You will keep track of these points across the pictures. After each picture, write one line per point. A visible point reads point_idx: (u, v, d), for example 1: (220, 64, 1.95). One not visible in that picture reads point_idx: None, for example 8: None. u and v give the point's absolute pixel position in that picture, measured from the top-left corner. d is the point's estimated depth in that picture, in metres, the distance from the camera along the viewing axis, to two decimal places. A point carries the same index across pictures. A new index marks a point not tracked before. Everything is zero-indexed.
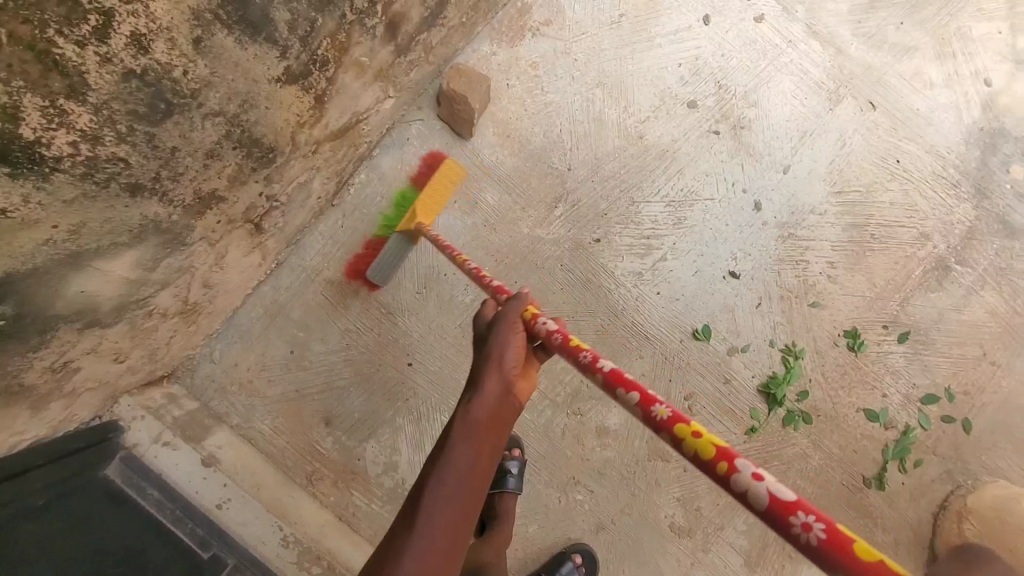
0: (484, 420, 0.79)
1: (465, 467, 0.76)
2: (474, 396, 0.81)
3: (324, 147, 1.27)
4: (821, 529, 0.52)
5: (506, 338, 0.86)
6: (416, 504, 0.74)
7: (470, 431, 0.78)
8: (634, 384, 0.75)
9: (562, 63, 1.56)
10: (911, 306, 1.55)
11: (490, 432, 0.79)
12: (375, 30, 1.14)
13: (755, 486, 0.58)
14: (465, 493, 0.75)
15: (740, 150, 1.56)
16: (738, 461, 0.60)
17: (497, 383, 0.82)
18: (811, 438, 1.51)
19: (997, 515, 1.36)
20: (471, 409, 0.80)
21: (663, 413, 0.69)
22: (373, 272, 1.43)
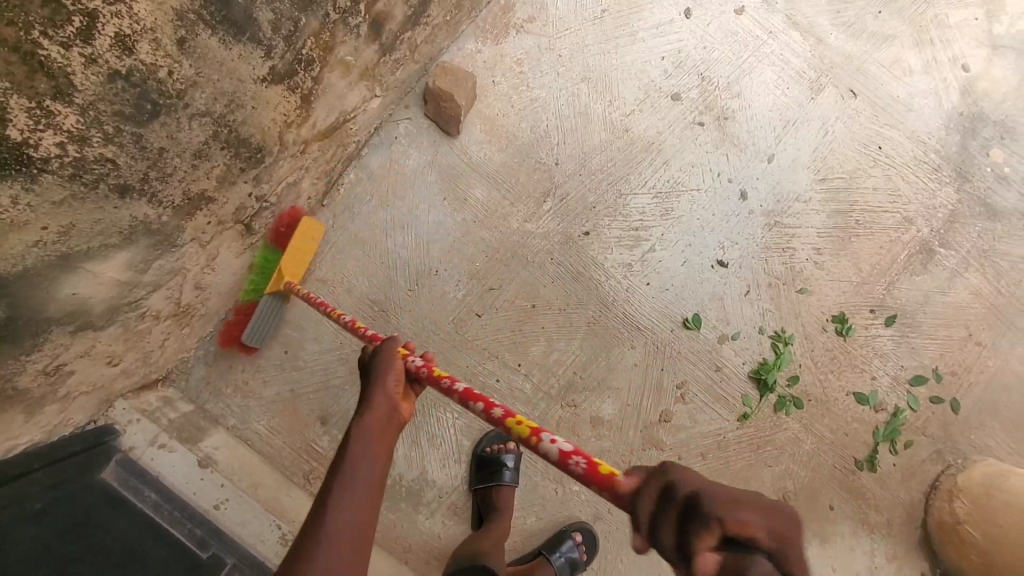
0: (376, 432, 0.81)
1: (364, 475, 0.76)
2: (368, 411, 0.83)
3: (312, 147, 1.27)
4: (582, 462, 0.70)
5: (390, 362, 0.90)
6: (316, 518, 0.72)
7: (365, 439, 0.80)
8: (481, 396, 0.89)
9: (546, 59, 1.56)
10: (898, 289, 1.57)
11: (384, 442, 0.81)
12: (359, 29, 1.14)
13: (550, 447, 0.75)
14: (367, 500, 0.75)
15: (725, 140, 1.57)
16: (541, 433, 0.78)
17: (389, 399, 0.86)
18: (802, 423, 1.53)
19: (986, 492, 1.39)
20: (365, 420, 0.82)
21: (498, 411, 0.85)
22: (248, 336, 1.36)
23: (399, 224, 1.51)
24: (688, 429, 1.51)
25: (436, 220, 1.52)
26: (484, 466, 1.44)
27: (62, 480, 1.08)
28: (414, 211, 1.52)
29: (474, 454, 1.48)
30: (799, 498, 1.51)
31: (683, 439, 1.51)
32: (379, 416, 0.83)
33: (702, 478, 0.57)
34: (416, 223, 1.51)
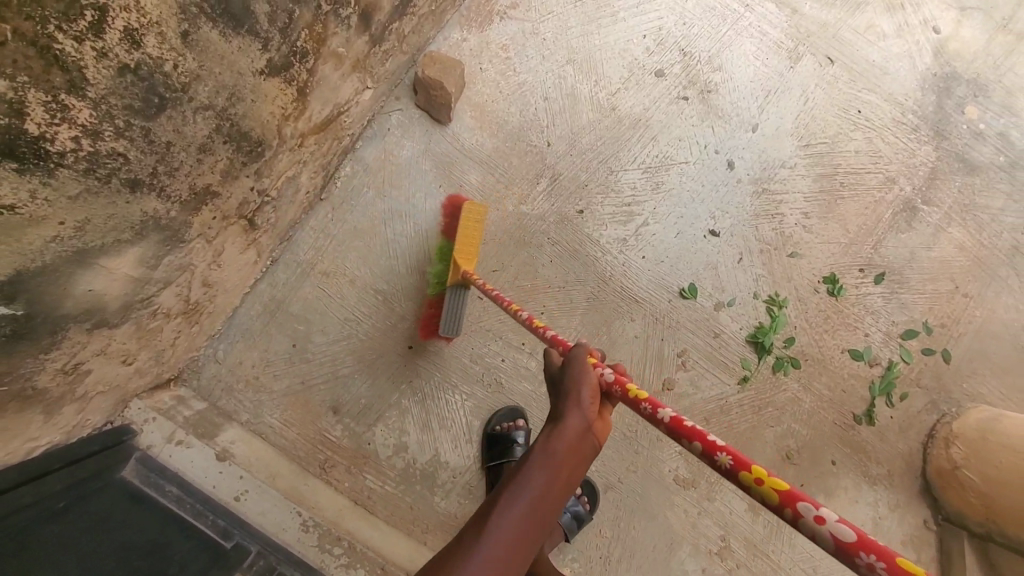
0: (560, 454, 0.76)
1: (533, 498, 0.73)
2: (556, 426, 0.79)
3: (309, 140, 1.30)
4: (883, 567, 0.52)
5: (584, 378, 0.84)
6: (481, 524, 0.70)
7: (547, 460, 0.75)
8: (695, 431, 0.72)
9: (531, 43, 1.59)
10: (885, 248, 1.62)
11: (565, 471, 0.76)
12: (350, 20, 1.16)
13: (818, 527, 0.57)
14: (530, 526, 0.72)
15: (710, 113, 1.61)
16: (800, 502, 0.59)
17: (579, 433, 0.79)
18: (801, 382, 1.58)
19: (981, 436, 1.44)
20: (552, 437, 0.77)
21: (725, 459, 0.67)
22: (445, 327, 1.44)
23: (398, 213, 1.54)
24: (691, 395, 1.56)
25: (434, 208, 1.55)
26: (495, 442, 1.49)
27: (78, 481, 1.08)
28: (411, 199, 1.54)
29: (485, 433, 1.53)
30: (802, 455, 1.56)
31: (687, 406, 1.55)
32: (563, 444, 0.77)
33: None
34: (414, 211, 1.54)
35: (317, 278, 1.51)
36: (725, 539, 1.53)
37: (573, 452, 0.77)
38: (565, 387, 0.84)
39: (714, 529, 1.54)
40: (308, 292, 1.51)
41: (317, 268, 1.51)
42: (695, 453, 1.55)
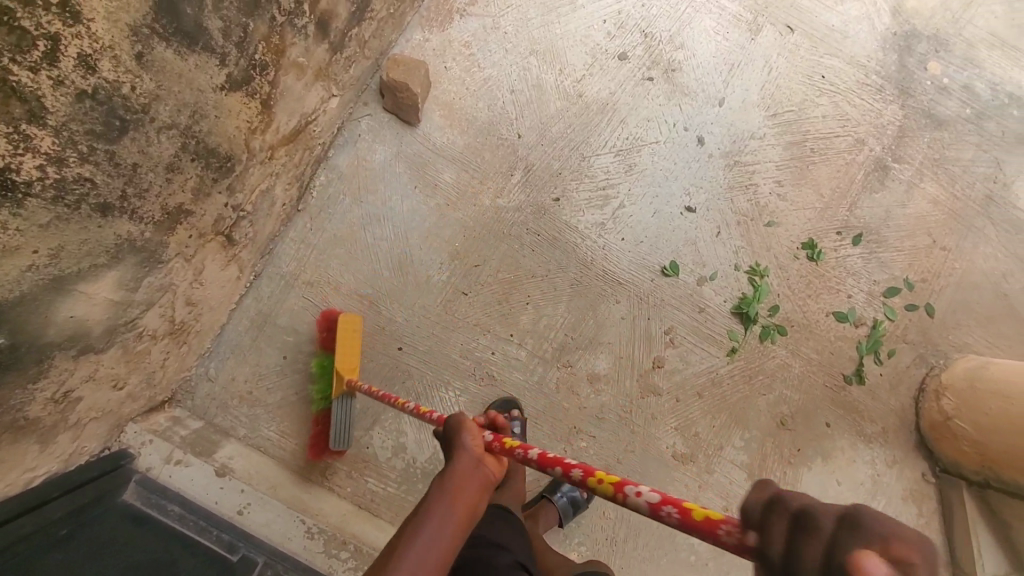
0: (450, 495, 0.82)
1: (428, 540, 0.78)
2: (446, 470, 0.85)
3: (279, 152, 1.31)
4: (675, 511, 0.66)
5: (465, 422, 0.90)
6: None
7: (438, 503, 0.81)
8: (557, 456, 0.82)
9: (493, 38, 1.60)
10: (861, 209, 1.64)
11: (457, 507, 0.81)
12: (307, 29, 1.16)
13: (638, 499, 0.71)
14: (428, 569, 0.76)
15: (676, 91, 1.63)
16: (626, 486, 0.72)
17: (467, 482, 0.84)
18: (788, 348, 1.60)
19: (969, 385, 1.46)
20: (441, 481, 0.83)
21: (576, 472, 0.79)
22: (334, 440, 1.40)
23: (376, 217, 1.55)
24: (681, 371, 1.58)
25: (411, 209, 1.56)
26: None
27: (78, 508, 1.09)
28: (388, 203, 1.56)
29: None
30: (795, 420, 1.58)
31: (678, 382, 1.57)
32: (452, 495, 0.82)
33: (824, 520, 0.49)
34: (391, 214, 1.56)
35: (301, 288, 1.53)
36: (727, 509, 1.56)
37: (463, 499, 0.82)
38: (449, 434, 0.90)
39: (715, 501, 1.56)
40: (294, 303, 1.52)
41: (301, 278, 1.53)
42: (690, 428, 1.57)
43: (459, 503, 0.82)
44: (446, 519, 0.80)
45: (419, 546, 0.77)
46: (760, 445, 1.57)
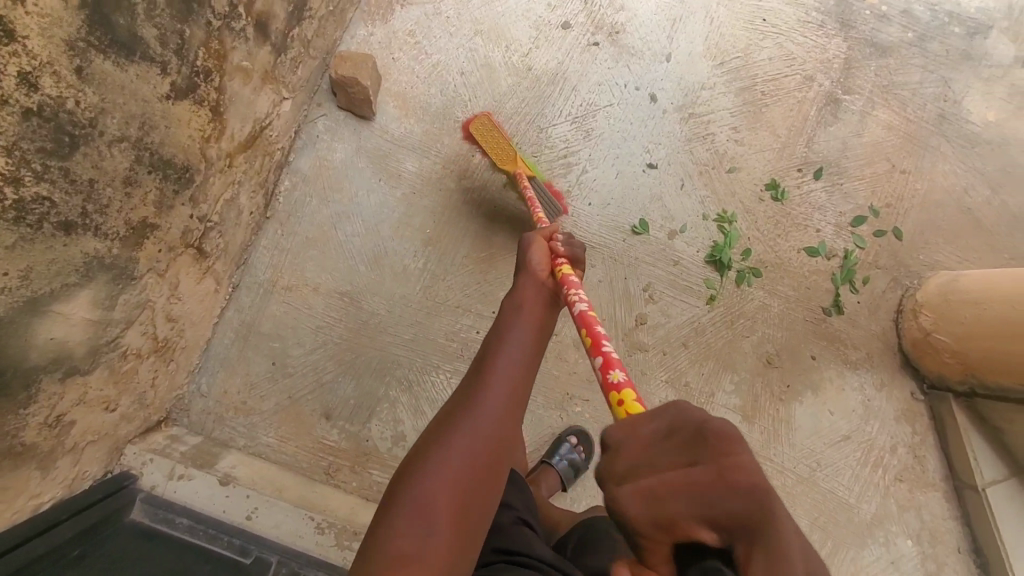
0: (528, 306, 0.99)
1: (521, 334, 0.92)
2: (518, 292, 1.03)
3: (238, 158, 1.32)
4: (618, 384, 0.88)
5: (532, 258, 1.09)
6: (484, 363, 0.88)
7: (520, 310, 0.97)
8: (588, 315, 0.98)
9: (435, 23, 1.62)
10: (818, 143, 1.66)
11: (535, 314, 0.98)
12: (246, 32, 1.18)
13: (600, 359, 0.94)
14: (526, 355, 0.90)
15: (623, 53, 1.65)
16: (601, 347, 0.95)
17: (536, 301, 1.01)
18: (766, 289, 1.63)
19: (943, 299, 1.49)
20: (517, 298, 1.00)
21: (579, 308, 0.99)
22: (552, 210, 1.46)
23: (345, 214, 1.57)
24: (665, 324, 1.60)
25: (379, 201, 1.58)
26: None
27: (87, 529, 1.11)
28: (355, 199, 1.57)
29: None
30: (782, 357, 1.61)
31: (663, 335, 1.60)
32: (527, 308, 0.98)
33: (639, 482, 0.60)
34: (359, 209, 1.57)
35: (281, 293, 1.54)
36: None
37: (536, 312, 0.99)
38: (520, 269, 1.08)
39: None
40: (276, 309, 1.54)
41: (279, 284, 1.54)
42: (681, 378, 1.59)
43: (534, 314, 0.98)
44: (528, 322, 0.95)
45: (513, 340, 0.90)
46: (751, 386, 1.60)
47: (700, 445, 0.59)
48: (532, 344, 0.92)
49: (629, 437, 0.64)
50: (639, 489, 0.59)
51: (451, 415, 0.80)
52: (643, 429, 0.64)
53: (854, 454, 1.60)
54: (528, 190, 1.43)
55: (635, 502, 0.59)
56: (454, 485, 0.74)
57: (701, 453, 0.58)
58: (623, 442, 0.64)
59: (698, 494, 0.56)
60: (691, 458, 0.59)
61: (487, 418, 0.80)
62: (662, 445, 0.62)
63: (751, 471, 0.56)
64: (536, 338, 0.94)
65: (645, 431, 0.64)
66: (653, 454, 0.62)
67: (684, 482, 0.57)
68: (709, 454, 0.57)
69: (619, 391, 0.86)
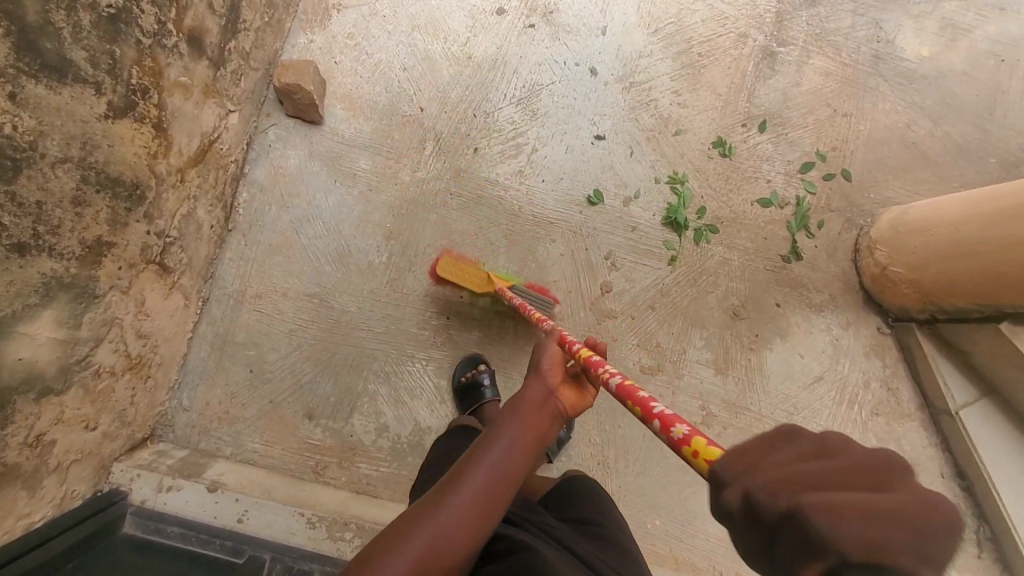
0: (526, 413, 0.89)
1: (501, 454, 0.84)
2: (521, 392, 0.93)
3: (189, 173, 1.36)
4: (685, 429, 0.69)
5: (546, 352, 0.98)
6: (452, 479, 0.83)
7: (514, 418, 0.88)
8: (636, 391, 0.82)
9: (373, 23, 1.66)
10: (759, 97, 1.70)
11: (532, 426, 0.88)
12: (179, 48, 1.21)
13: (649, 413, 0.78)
14: (498, 482, 0.82)
15: (559, 32, 1.69)
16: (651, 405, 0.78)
17: (541, 409, 0.90)
18: (724, 244, 1.66)
19: (895, 231, 1.53)
20: (519, 399, 0.91)
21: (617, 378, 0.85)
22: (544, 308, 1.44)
23: (306, 218, 1.61)
24: (630, 289, 1.64)
25: (337, 201, 1.62)
26: (467, 393, 1.53)
27: (87, 538, 1.17)
28: (313, 202, 1.61)
29: (454, 387, 1.58)
30: (747, 308, 1.65)
31: (630, 300, 1.63)
32: (524, 418, 0.88)
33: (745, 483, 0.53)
34: (319, 211, 1.61)
35: (251, 302, 1.58)
36: (705, 408, 1.62)
37: (534, 421, 0.88)
38: (531, 364, 0.98)
39: (692, 402, 1.62)
40: (249, 318, 1.58)
41: (249, 293, 1.58)
42: (651, 340, 1.63)
43: (533, 423, 0.88)
44: (518, 440, 0.85)
45: (488, 461, 0.83)
46: (720, 340, 1.64)
47: (894, 476, 0.45)
48: (515, 465, 0.84)
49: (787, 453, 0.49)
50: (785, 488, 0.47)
51: (392, 540, 0.77)
52: (793, 447, 0.50)
53: (829, 394, 1.64)
54: (514, 299, 1.40)
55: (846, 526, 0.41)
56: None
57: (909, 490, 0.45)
58: (766, 450, 0.50)
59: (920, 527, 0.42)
60: (877, 485, 0.45)
61: (430, 552, 0.76)
62: (828, 465, 0.46)
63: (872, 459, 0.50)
64: (524, 462, 0.85)
65: (794, 445, 0.50)
66: (835, 475, 0.46)
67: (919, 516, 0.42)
68: (904, 486, 0.45)
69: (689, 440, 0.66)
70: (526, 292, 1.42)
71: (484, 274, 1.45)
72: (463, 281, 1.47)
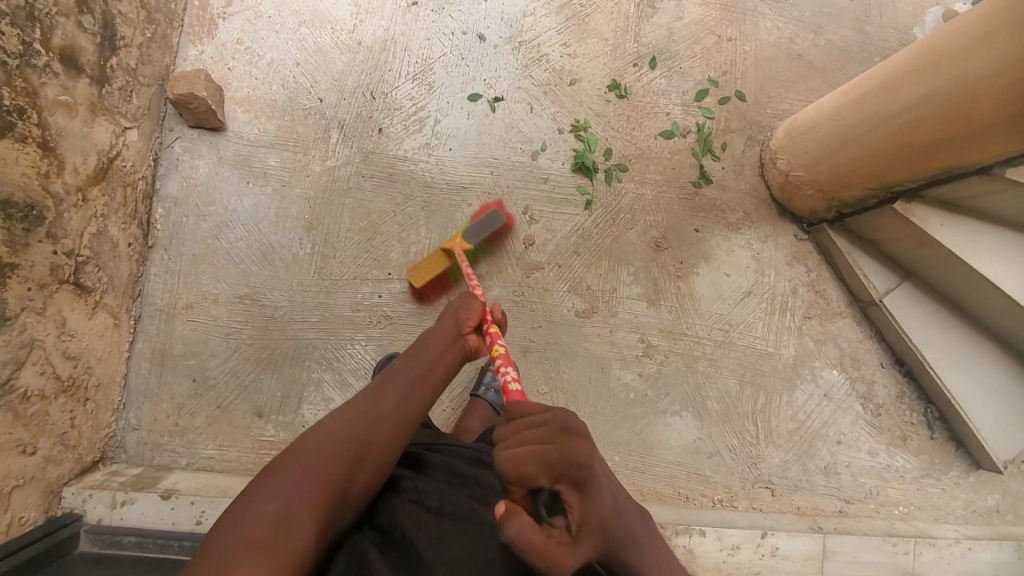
0: (441, 342, 1.07)
1: (416, 369, 1.00)
2: (437, 324, 1.11)
3: (91, 192, 1.38)
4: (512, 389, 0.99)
5: (467, 303, 1.16)
6: (379, 381, 0.98)
7: (431, 343, 1.06)
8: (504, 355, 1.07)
9: (260, 26, 1.71)
10: (644, 36, 1.77)
11: (445, 353, 1.06)
12: (52, 67, 1.24)
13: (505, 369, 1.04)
14: (416, 390, 0.98)
15: (442, 5, 1.75)
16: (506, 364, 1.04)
17: (454, 344, 1.09)
18: (635, 180, 1.71)
19: (790, 139, 1.59)
20: (434, 331, 1.09)
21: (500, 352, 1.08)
22: (494, 221, 1.51)
23: (225, 223, 1.64)
24: (552, 239, 1.68)
25: (253, 202, 1.65)
26: None
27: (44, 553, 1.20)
28: (230, 206, 1.64)
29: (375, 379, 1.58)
30: (668, 239, 1.70)
31: (554, 250, 1.67)
32: (440, 345, 1.06)
33: (514, 441, 0.74)
34: (236, 214, 1.64)
35: (184, 313, 1.60)
36: (645, 340, 1.66)
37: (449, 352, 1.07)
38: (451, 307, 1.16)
39: (631, 337, 1.66)
40: (183, 329, 1.59)
41: (180, 305, 1.60)
42: (582, 284, 1.67)
43: (440, 353, 1.05)
44: (435, 359, 1.04)
45: (407, 372, 0.99)
46: (648, 273, 1.68)
47: (555, 435, 0.71)
48: (433, 379, 1.02)
49: (519, 427, 0.75)
50: (520, 458, 0.71)
51: (341, 419, 0.89)
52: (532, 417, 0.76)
53: (760, 307, 1.70)
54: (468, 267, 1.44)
55: (506, 467, 0.71)
56: (314, 479, 0.80)
57: (561, 443, 0.71)
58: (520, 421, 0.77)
59: (547, 461, 0.70)
60: (549, 440, 0.71)
61: (372, 422, 0.90)
62: (546, 446, 0.71)
63: (577, 450, 0.70)
64: (432, 384, 1.01)
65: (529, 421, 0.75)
66: (522, 436, 0.73)
67: (543, 459, 0.70)
68: (560, 441, 0.71)
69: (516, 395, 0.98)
70: (478, 226, 1.50)
71: (439, 253, 1.53)
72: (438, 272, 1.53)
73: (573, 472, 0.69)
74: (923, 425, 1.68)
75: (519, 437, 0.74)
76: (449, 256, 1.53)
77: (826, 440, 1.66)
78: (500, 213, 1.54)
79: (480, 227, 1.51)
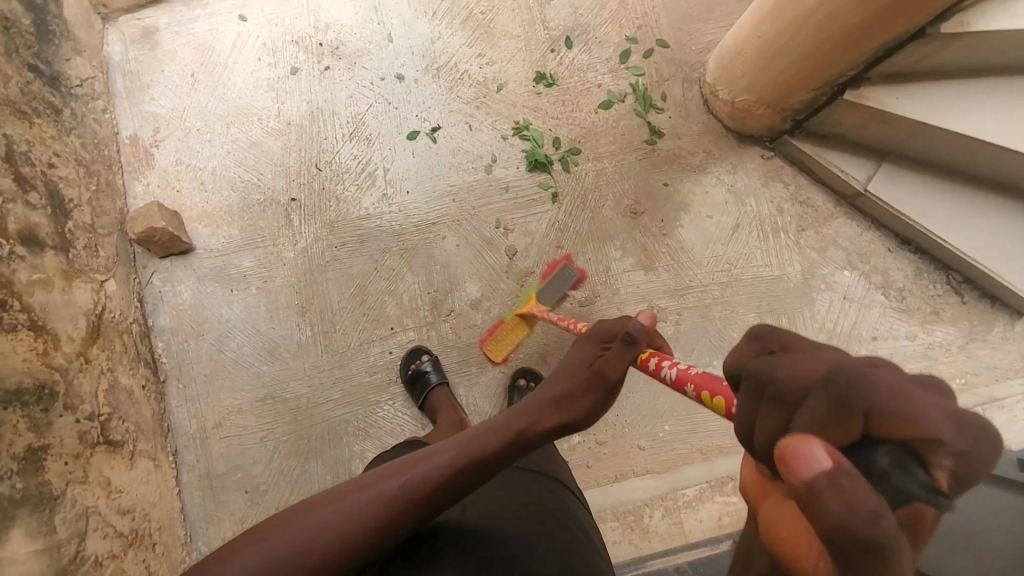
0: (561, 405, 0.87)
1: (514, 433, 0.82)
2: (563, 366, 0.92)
3: (91, 352, 1.41)
4: (696, 392, 0.78)
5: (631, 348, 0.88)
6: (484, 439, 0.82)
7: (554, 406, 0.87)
8: (670, 364, 0.86)
9: (192, 142, 1.75)
10: (551, 20, 1.78)
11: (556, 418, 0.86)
12: (17, 251, 1.27)
13: (674, 376, 0.83)
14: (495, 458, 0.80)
15: (352, 60, 1.77)
16: (677, 369, 0.83)
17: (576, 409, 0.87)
18: (591, 158, 1.72)
19: (722, 69, 1.59)
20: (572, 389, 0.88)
21: (653, 361, 0.89)
22: (568, 274, 1.64)
23: (224, 335, 1.67)
24: (532, 242, 1.69)
25: (243, 307, 1.68)
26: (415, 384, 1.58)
27: None
28: (224, 318, 1.68)
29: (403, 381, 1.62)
30: (642, 203, 1.70)
31: (537, 251, 1.68)
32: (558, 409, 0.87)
33: (826, 366, 0.46)
34: (231, 324, 1.67)
35: (215, 432, 1.63)
36: (654, 306, 1.66)
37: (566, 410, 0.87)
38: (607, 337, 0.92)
39: (640, 308, 1.66)
40: (221, 448, 1.63)
41: (209, 426, 1.63)
42: (577, 274, 1.67)
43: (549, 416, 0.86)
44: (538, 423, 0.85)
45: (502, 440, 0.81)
46: (634, 241, 1.68)
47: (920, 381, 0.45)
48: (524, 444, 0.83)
49: (824, 359, 0.48)
50: (881, 391, 0.41)
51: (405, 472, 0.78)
52: (814, 353, 0.50)
53: (752, 236, 1.69)
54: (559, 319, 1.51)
55: (855, 395, 0.41)
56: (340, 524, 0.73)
57: (931, 395, 0.43)
58: (788, 356, 0.49)
59: (958, 419, 0.42)
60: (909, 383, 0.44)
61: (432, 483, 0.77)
62: (918, 390, 0.43)
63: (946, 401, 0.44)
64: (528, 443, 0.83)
65: (818, 354, 0.49)
66: (822, 360, 0.48)
67: (929, 400, 0.42)
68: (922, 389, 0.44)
69: (713, 394, 0.75)
70: (555, 281, 1.64)
71: (518, 317, 1.65)
72: (512, 330, 1.64)
73: (986, 463, 0.42)
74: (951, 294, 1.65)
75: (838, 363, 0.46)
76: (528, 319, 1.64)
77: (862, 340, 1.64)
78: (569, 265, 1.65)
79: (557, 283, 1.64)
